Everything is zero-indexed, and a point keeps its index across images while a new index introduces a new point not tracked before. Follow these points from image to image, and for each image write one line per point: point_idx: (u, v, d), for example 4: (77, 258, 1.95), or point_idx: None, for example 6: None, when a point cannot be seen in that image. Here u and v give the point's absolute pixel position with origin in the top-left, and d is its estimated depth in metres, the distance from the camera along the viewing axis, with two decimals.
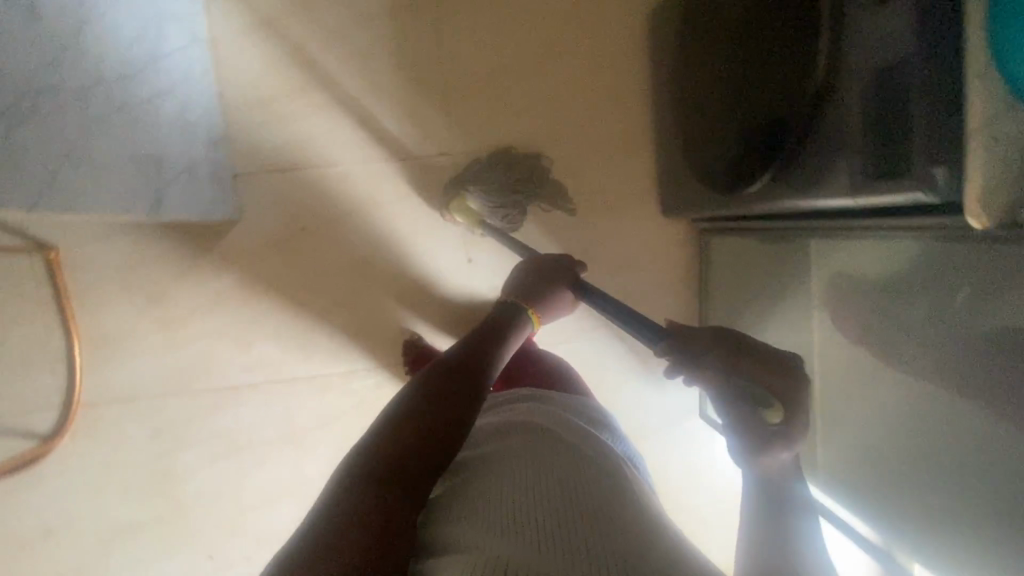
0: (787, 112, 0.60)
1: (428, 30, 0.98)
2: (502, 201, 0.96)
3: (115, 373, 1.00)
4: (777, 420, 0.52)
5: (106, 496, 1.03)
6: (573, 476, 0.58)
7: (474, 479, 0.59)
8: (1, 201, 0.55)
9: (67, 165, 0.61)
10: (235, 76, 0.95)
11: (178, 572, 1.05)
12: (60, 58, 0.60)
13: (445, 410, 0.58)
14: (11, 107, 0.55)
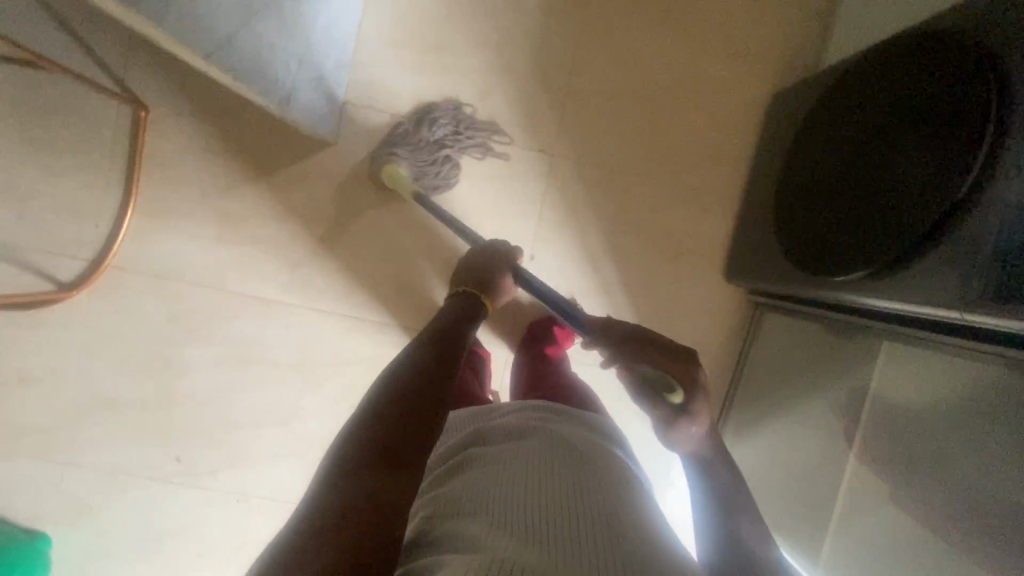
0: (913, 218, 0.65)
1: (570, 31, 1.00)
2: (433, 158, 0.98)
3: (156, 246, 0.99)
4: (678, 400, 0.72)
5: (100, 362, 1.00)
6: (581, 477, 0.59)
7: (484, 474, 0.58)
8: (191, 39, 0.55)
9: (243, 30, 0.63)
10: (380, 12, 0.97)
11: (144, 459, 1.03)
12: None
13: (423, 389, 0.59)
14: None
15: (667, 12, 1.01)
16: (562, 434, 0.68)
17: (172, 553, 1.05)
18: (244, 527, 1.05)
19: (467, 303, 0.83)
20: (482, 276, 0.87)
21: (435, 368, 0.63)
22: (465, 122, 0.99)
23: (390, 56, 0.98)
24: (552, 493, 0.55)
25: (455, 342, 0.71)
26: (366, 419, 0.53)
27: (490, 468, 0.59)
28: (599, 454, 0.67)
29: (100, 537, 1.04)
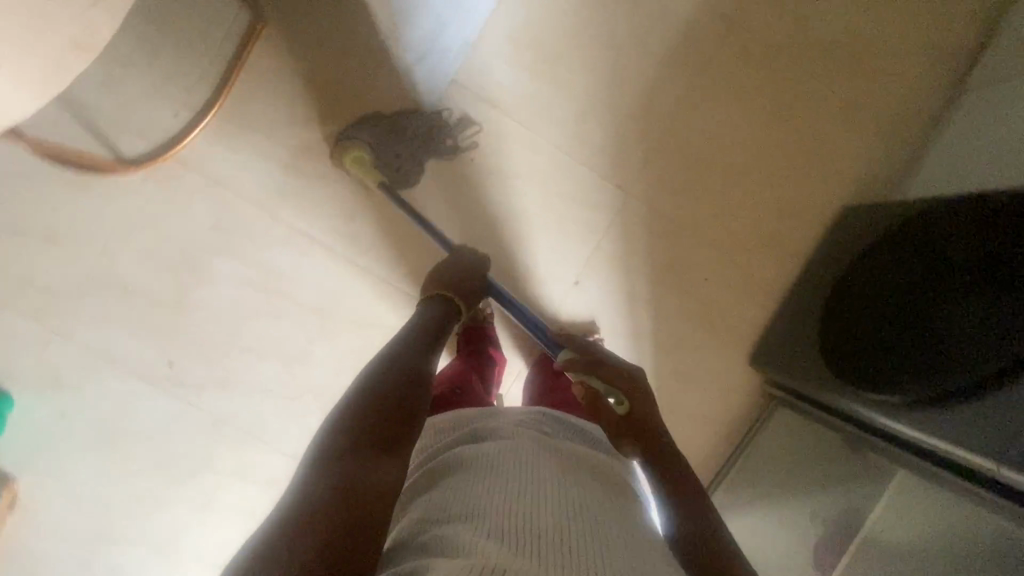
0: (964, 368, 0.70)
1: (682, 86, 1.03)
2: (400, 151, 0.97)
3: (224, 151, 0.98)
4: (624, 410, 0.75)
5: (128, 244, 0.98)
6: (584, 493, 0.52)
7: (471, 476, 0.51)
8: None
9: None
10: (514, 8, 0.99)
11: (135, 351, 1.00)
12: None
13: (397, 390, 0.61)
14: None
15: (776, 98, 1.03)
16: (562, 444, 0.61)
17: (128, 456, 1.02)
18: (209, 452, 1.03)
19: (445, 308, 0.83)
20: (457, 283, 0.87)
21: (406, 374, 0.65)
22: (440, 125, 0.98)
23: (508, 51, 1.00)
24: (553, 505, 0.48)
25: (428, 344, 0.74)
26: (346, 413, 0.55)
27: (478, 468, 0.52)
28: (604, 471, 0.60)
29: (61, 416, 1.00)
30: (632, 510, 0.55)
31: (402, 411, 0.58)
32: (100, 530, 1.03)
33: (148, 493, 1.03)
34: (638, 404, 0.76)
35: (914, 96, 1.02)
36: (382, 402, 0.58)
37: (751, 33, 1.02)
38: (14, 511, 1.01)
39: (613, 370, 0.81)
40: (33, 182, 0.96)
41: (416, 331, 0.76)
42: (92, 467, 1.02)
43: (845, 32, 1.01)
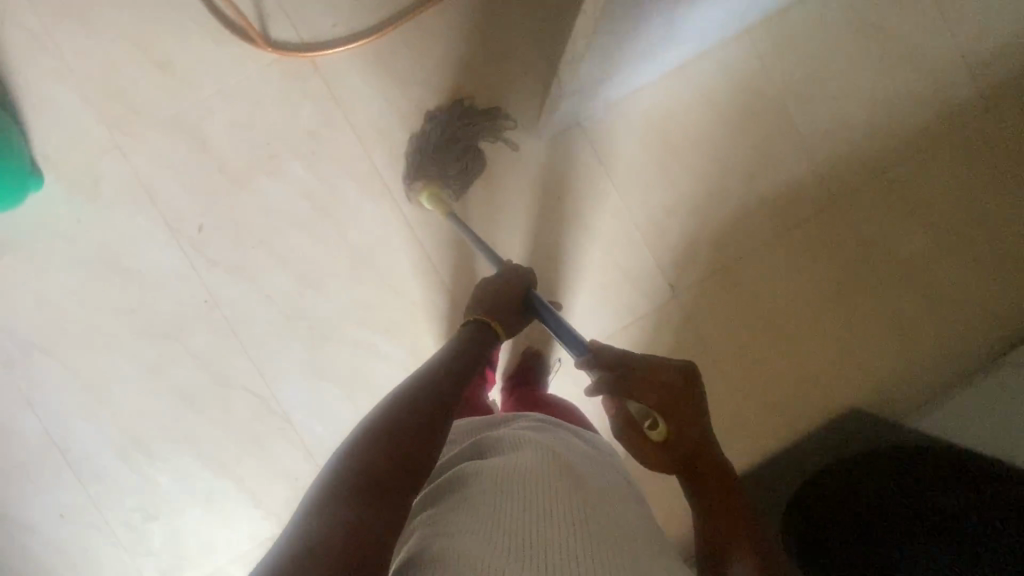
0: None
1: (767, 233, 1.08)
2: (455, 153, 0.99)
3: (355, 78, 1.02)
4: (660, 437, 0.69)
5: (228, 109, 1.01)
6: (579, 497, 0.52)
7: (481, 491, 0.51)
8: (589, 35, 0.72)
9: (605, 53, 0.80)
10: (661, 94, 1.05)
11: (176, 201, 1.01)
12: (665, 34, 0.84)
13: (419, 419, 0.55)
14: (649, 22, 0.75)
15: (839, 285, 1.08)
16: (560, 450, 0.61)
17: (113, 289, 1.01)
18: (185, 323, 1.02)
19: (481, 333, 0.77)
20: (501, 307, 0.81)
21: (431, 394, 0.60)
22: (467, 113, 1.01)
23: (638, 126, 1.06)
24: (550, 515, 0.48)
25: (458, 367, 0.68)
26: (367, 439, 0.51)
27: (487, 483, 0.52)
28: (602, 474, 0.60)
29: (76, 222, 1.00)
30: (629, 510, 0.55)
31: (423, 436, 0.54)
32: (44, 339, 1.00)
33: (107, 329, 1.01)
34: (676, 427, 0.68)
35: (956, 344, 1.07)
36: (403, 424, 0.54)
37: (846, 221, 1.08)
38: None
39: (646, 383, 0.69)
40: (181, 16, 1.00)
41: (449, 355, 0.70)
42: (73, 280, 1.00)
43: (923, 262, 1.07)
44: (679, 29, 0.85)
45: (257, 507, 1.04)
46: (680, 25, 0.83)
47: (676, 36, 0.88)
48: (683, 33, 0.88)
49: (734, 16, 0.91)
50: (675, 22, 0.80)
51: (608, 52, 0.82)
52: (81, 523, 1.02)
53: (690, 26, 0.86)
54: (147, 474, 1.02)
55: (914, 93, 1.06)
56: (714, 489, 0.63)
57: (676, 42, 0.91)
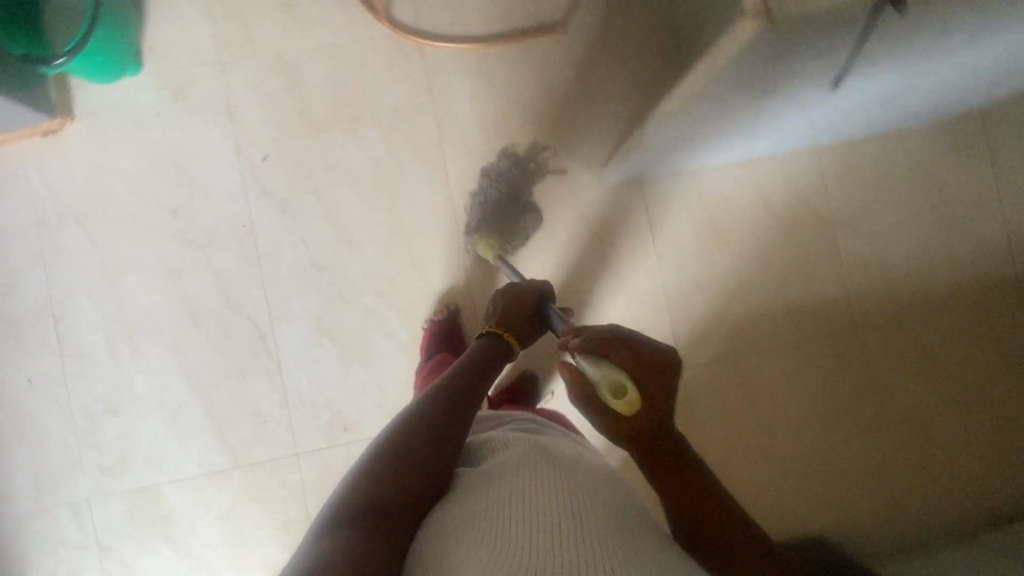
0: None
1: (785, 338, 1.10)
2: (510, 205, 1.05)
3: (454, 75, 1.09)
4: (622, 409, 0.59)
5: (331, 63, 1.07)
6: (575, 493, 0.54)
7: (475, 487, 0.55)
8: (671, 110, 0.79)
9: (681, 131, 0.87)
10: (724, 180, 1.11)
11: (252, 126, 1.05)
12: (738, 130, 0.91)
13: (425, 439, 0.59)
14: (728, 115, 0.82)
15: (835, 411, 1.10)
16: (560, 454, 0.63)
17: (164, 185, 1.03)
18: (217, 239, 1.04)
19: (494, 343, 0.80)
20: (513, 315, 0.84)
21: (438, 412, 0.63)
22: (515, 165, 1.07)
23: (692, 201, 1.11)
24: (547, 511, 0.51)
25: (471, 381, 0.70)
26: (372, 466, 0.55)
27: (481, 480, 0.56)
28: (599, 473, 0.62)
29: (153, 114, 1.03)
30: (631, 508, 0.57)
31: (424, 454, 0.57)
32: (82, 210, 1.02)
33: (145, 221, 1.03)
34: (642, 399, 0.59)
35: (931, 502, 1.08)
36: (406, 447, 0.57)
37: (861, 352, 1.10)
38: (44, 137, 1.02)
39: (622, 350, 0.60)
40: None
41: (465, 368, 0.73)
42: (131, 165, 1.03)
43: (918, 414, 1.10)
44: (752, 128, 0.91)
45: (217, 437, 1.03)
46: (753, 125, 0.89)
47: (747, 134, 0.94)
48: (753, 134, 0.94)
49: (806, 134, 0.98)
50: (749, 122, 0.87)
51: (684, 132, 0.88)
52: (45, 395, 1.01)
53: (762, 129, 0.93)
54: (126, 368, 1.02)
55: (957, 256, 1.11)
56: (690, 485, 0.58)
57: (744, 140, 0.98)
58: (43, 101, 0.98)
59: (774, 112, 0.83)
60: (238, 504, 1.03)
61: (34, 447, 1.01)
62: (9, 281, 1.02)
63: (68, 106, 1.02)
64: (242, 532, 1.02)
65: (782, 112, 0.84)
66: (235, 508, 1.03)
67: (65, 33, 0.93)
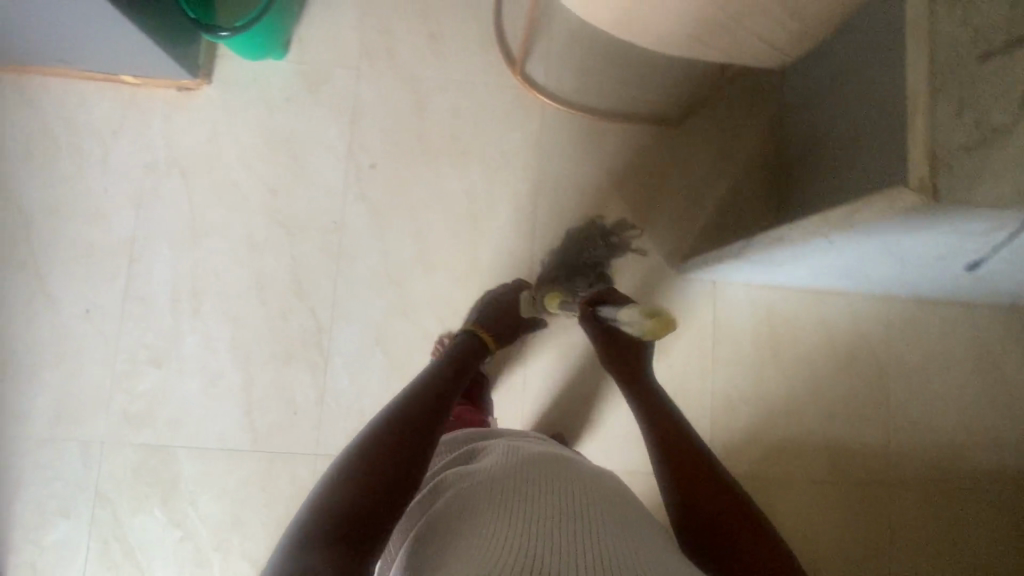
0: None
1: (816, 473, 1.11)
2: (585, 274, 1.09)
3: (565, 136, 1.13)
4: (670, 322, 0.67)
5: (456, 96, 1.12)
6: (565, 493, 0.57)
7: (473, 497, 0.56)
8: (772, 240, 0.81)
9: (765, 255, 0.89)
10: (793, 303, 1.13)
11: (368, 133, 1.10)
12: (817, 265, 0.94)
13: (410, 434, 0.63)
14: (817, 255, 0.85)
15: (847, 555, 1.09)
16: (553, 456, 0.66)
17: (272, 163, 1.07)
18: (306, 226, 1.07)
19: (470, 343, 0.89)
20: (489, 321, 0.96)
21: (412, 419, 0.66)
22: (598, 238, 1.11)
23: (759, 314, 1.13)
24: (538, 509, 0.53)
25: (449, 383, 0.77)
26: (346, 471, 0.58)
27: (477, 489, 0.57)
28: (591, 474, 0.64)
29: (282, 98, 1.08)
30: (628, 508, 0.60)
31: (399, 460, 0.60)
32: (188, 165, 1.06)
33: (243, 191, 1.06)
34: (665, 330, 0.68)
35: None
36: (381, 453, 0.60)
37: (888, 506, 1.10)
38: (177, 91, 1.07)
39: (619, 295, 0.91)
40: (469, 11, 1.13)
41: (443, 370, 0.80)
42: (247, 137, 1.07)
43: None
44: (831, 265, 0.94)
45: (245, 416, 1.02)
46: (835, 264, 0.92)
47: (820, 269, 0.98)
48: (826, 269, 0.98)
49: (878, 280, 1.01)
50: (834, 261, 0.90)
51: (767, 255, 0.90)
52: (95, 328, 1.02)
53: (840, 267, 0.95)
54: (181, 325, 1.03)
55: (997, 436, 1.13)
56: (711, 486, 0.64)
57: (816, 271, 1.00)
58: (190, 60, 1.03)
59: (865, 261, 0.86)
60: (244, 488, 1.01)
61: (68, 376, 1.01)
62: (99, 212, 1.04)
63: (209, 69, 1.07)
64: (240, 516, 1.01)
65: (873, 263, 0.86)
66: (240, 490, 1.01)
67: (244, 10, 1.00)
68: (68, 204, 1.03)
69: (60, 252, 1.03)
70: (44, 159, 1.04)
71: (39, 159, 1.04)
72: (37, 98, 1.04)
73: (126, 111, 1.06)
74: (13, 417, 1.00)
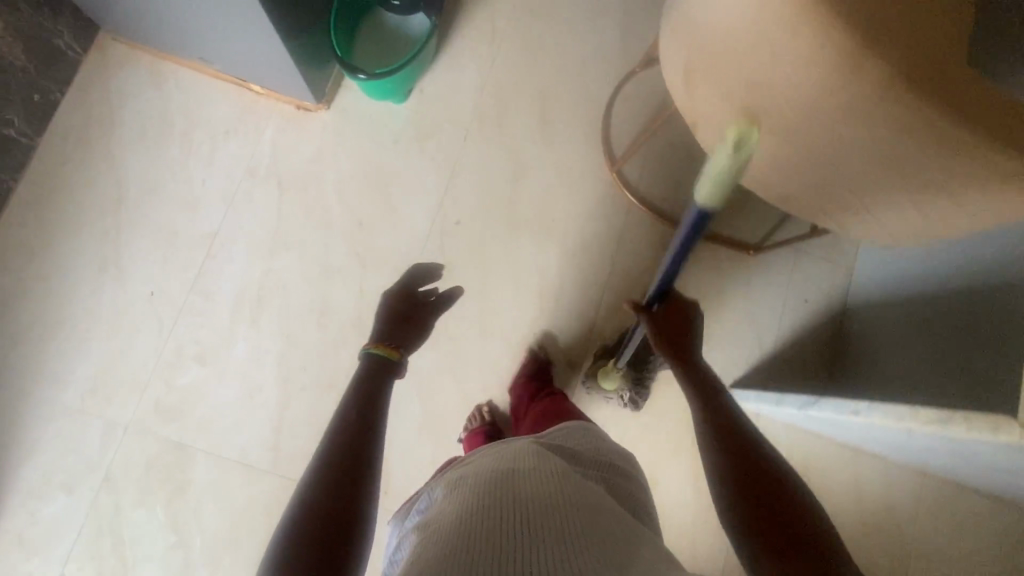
0: None
1: None
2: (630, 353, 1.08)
3: (645, 239, 1.15)
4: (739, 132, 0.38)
5: (551, 177, 1.16)
6: (509, 519, 0.49)
7: (432, 538, 0.50)
8: (834, 410, 0.81)
9: (816, 417, 0.90)
10: (828, 456, 1.13)
11: (461, 190, 1.14)
12: (864, 440, 0.94)
13: (336, 497, 0.56)
14: (872, 437, 0.85)
15: None
16: (509, 467, 0.57)
17: (365, 197, 1.11)
18: (380, 264, 1.09)
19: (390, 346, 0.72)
20: (408, 313, 0.76)
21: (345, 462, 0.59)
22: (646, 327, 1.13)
23: (794, 458, 1.13)
24: (474, 546, 0.47)
25: (360, 432, 0.62)
26: (286, 548, 0.52)
27: (437, 528, 0.51)
28: (556, 479, 0.55)
29: (390, 138, 1.13)
30: (612, 524, 0.51)
31: (340, 516, 0.55)
32: (286, 179, 1.09)
33: (330, 215, 1.09)
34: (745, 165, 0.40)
35: None
36: (319, 514, 0.54)
37: None
38: (296, 109, 1.12)
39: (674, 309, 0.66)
40: (582, 103, 1.19)
41: (358, 400, 0.66)
42: (348, 167, 1.11)
43: None
44: (875, 444, 0.94)
45: (271, 434, 1.01)
46: (880, 444, 0.93)
47: (859, 440, 0.99)
48: (864, 441, 0.99)
49: (912, 460, 1.02)
50: (887, 445, 0.90)
51: (819, 418, 0.90)
52: (154, 312, 1.03)
53: (879, 446, 0.97)
54: (236, 328, 1.04)
55: None
56: (793, 523, 0.53)
57: (855, 440, 1.01)
58: (318, 86, 1.08)
59: (919, 453, 0.87)
60: (251, 509, 0.99)
61: (113, 353, 1.01)
62: (190, 202, 1.07)
63: (331, 97, 1.13)
64: (238, 535, 0.98)
65: (926, 456, 0.87)
66: (246, 509, 0.99)
67: (389, 61, 1.08)
68: (164, 187, 1.06)
69: (142, 231, 1.05)
70: (154, 140, 1.08)
71: (149, 140, 1.07)
72: (166, 84, 1.09)
73: (243, 115, 1.10)
74: (49, 380, 0.99)
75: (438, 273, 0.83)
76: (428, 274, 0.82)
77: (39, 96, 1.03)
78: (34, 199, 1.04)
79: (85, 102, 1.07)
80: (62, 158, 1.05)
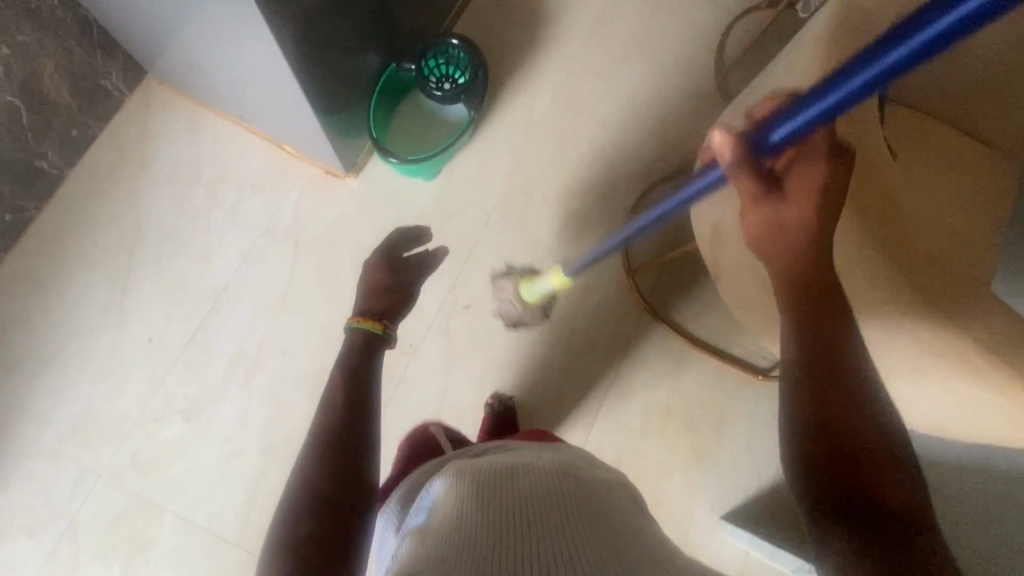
0: None
1: None
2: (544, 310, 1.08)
3: (653, 348, 1.13)
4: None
5: (568, 273, 1.14)
6: (512, 510, 0.49)
7: (442, 517, 0.50)
8: None
9: None
10: None
11: (474, 275, 1.13)
12: None
13: (340, 449, 0.65)
14: None
15: None
16: (509, 464, 0.56)
17: None
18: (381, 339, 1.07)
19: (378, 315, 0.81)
20: (394, 283, 0.85)
21: (349, 418, 0.69)
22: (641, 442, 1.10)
23: None
24: (481, 533, 0.46)
25: (360, 394, 0.72)
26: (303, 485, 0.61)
27: (447, 509, 0.51)
28: (558, 474, 0.55)
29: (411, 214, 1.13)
30: (613, 514, 0.51)
31: (348, 458, 0.64)
32: (303, 241, 1.09)
33: (340, 283, 1.08)
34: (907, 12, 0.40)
35: None
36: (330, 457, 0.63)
37: None
38: (324, 172, 1.12)
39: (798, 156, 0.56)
40: (609, 200, 1.17)
41: (348, 368, 0.76)
42: (366, 236, 1.11)
43: None
44: None
45: (244, 504, 0.98)
46: None
47: None
48: None
49: None
50: None
51: None
52: (148, 358, 1.02)
53: None
54: (227, 385, 1.02)
55: None
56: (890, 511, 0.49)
57: None
58: (349, 157, 1.09)
59: None
60: None
61: (101, 395, 1.00)
62: (205, 252, 1.07)
63: (362, 167, 1.13)
64: None
65: None
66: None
67: (426, 148, 1.12)
68: (182, 233, 1.07)
69: (152, 274, 1.05)
70: (182, 185, 1.08)
71: (177, 184, 1.08)
72: (202, 131, 1.11)
73: (271, 172, 1.11)
74: (32, 416, 0.98)
75: (423, 234, 0.94)
76: (416, 237, 0.93)
77: (77, 130, 1.05)
78: (54, 229, 1.04)
79: (121, 141, 1.08)
80: (88, 193, 1.06)
